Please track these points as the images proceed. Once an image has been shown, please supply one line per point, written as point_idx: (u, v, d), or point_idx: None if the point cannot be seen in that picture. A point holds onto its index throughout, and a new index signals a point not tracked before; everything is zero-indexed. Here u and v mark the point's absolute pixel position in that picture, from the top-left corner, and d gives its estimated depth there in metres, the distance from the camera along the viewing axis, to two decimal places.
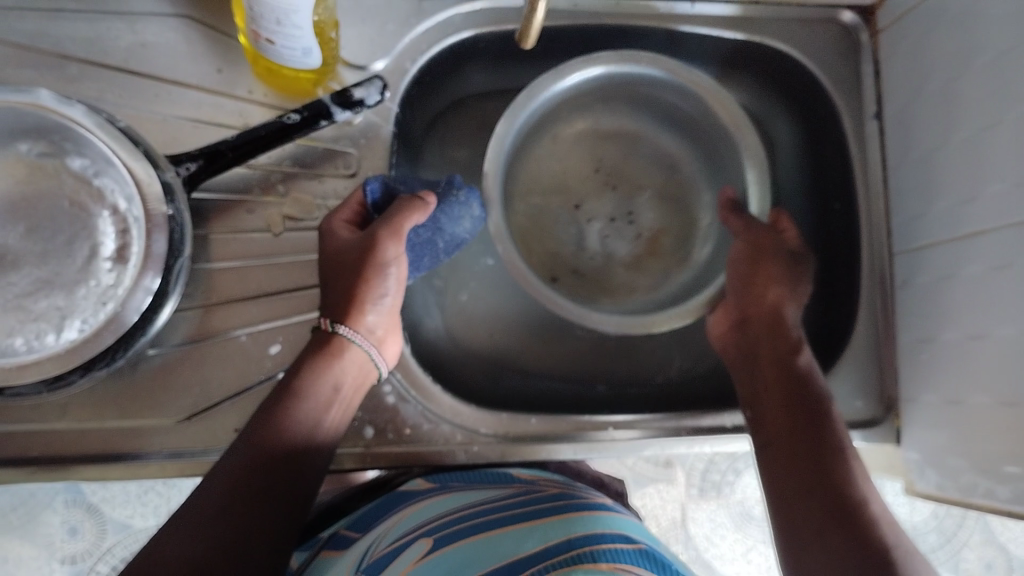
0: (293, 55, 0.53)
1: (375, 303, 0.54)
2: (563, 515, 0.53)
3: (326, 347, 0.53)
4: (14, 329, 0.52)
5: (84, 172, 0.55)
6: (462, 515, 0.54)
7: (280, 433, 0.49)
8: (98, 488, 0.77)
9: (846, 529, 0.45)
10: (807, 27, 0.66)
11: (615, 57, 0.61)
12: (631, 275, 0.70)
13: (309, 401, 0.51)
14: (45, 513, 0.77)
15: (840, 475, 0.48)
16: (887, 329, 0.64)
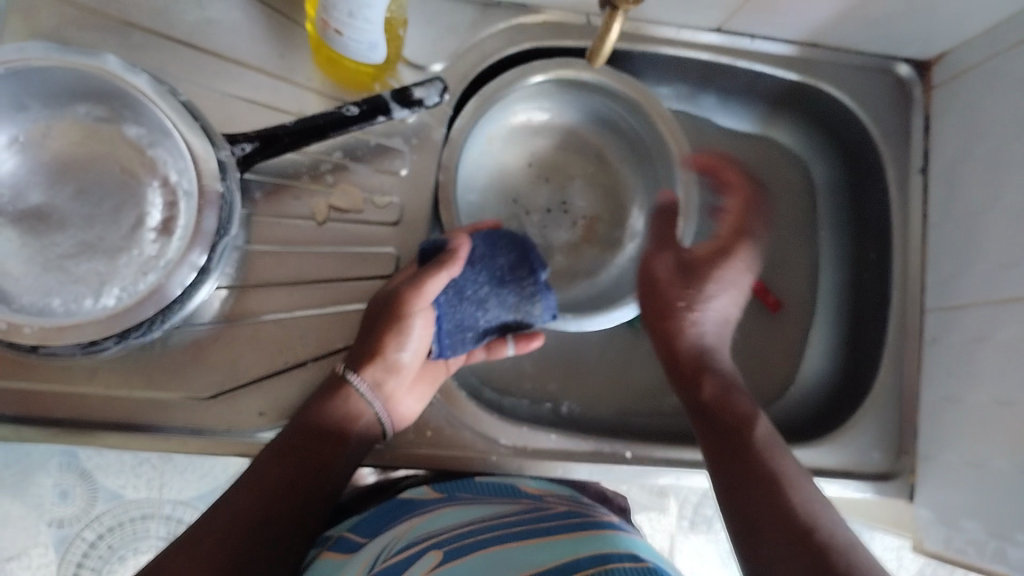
0: (358, 48, 0.53)
1: (391, 355, 0.55)
2: (575, 532, 0.51)
3: (336, 389, 0.54)
4: (53, 288, 0.52)
5: (139, 141, 0.55)
6: (468, 529, 0.52)
7: (275, 466, 0.51)
8: (94, 453, 0.73)
9: (789, 543, 0.44)
10: (863, 75, 0.67)
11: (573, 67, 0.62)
12: (570, 263, 0.69)
13: (314, 442, 0.52)
14: (40, 474, 0.73)
15: (779, 493, 0.48)
16: (910, 383, 0.64)
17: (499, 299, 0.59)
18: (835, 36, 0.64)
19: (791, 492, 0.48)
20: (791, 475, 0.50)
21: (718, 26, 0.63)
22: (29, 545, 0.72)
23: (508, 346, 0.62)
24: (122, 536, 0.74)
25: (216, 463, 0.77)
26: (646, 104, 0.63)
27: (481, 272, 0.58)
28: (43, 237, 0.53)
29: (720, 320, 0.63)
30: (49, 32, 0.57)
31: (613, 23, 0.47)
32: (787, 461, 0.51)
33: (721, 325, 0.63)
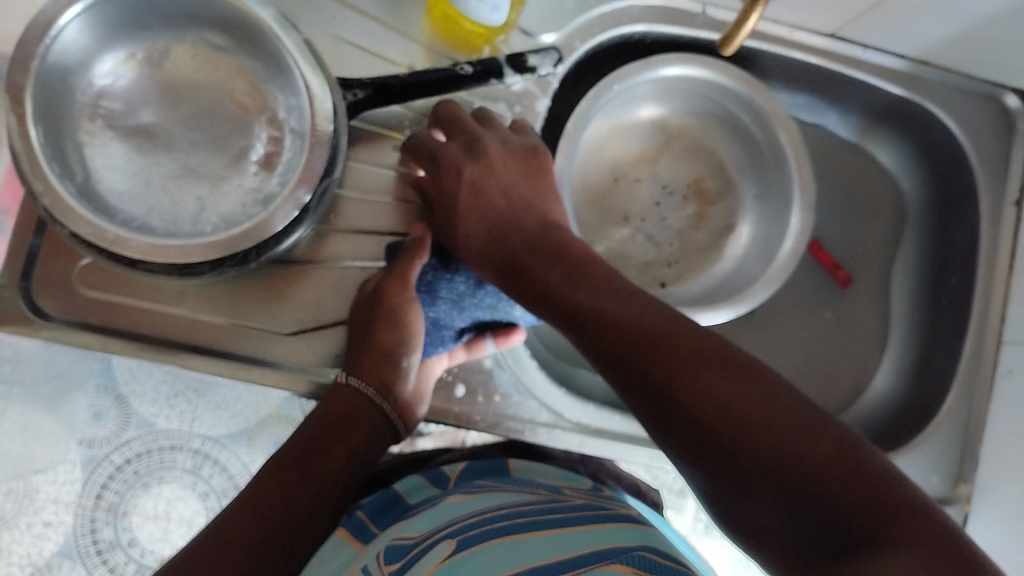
0: (481, 8, 0.54)
1: (392, 356, 0.54)
2: (592, 525, 0.49)
3: (343, 403, 0.54)
4: (155, 207, 0.53)
5: (253, 74, 0.56)
6: (487, 517, 0.49)
7: (279, 478, 0.51)
8: (132, 378, 0.75)
9: (711, 412, 0.40)
10: (969, 100, 0.66)
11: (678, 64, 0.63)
12: (706, 235, 0.70)
13: (314, 447, 0.52)
14: (77, 393, 0.74)
15: (632, 354, 0.44)
16: (978, 414, 0.64)
17: (480, 297, 0.57)
18: (949, 55, 0.63)
19: (654, 332, 0.44)
20: (602, 317, 0.45)
21: (833, 31, 0.63)
22: (57, 461, 0.73)
23: (489, 345, 0.58)
24: (150, 464, 0.74)
25: (252, 404, 0.76)
26: (762, 100, 0.64)
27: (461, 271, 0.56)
28: (148, 156, 0.54)
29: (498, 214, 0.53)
30: None
31: (751, 10, 0.47)
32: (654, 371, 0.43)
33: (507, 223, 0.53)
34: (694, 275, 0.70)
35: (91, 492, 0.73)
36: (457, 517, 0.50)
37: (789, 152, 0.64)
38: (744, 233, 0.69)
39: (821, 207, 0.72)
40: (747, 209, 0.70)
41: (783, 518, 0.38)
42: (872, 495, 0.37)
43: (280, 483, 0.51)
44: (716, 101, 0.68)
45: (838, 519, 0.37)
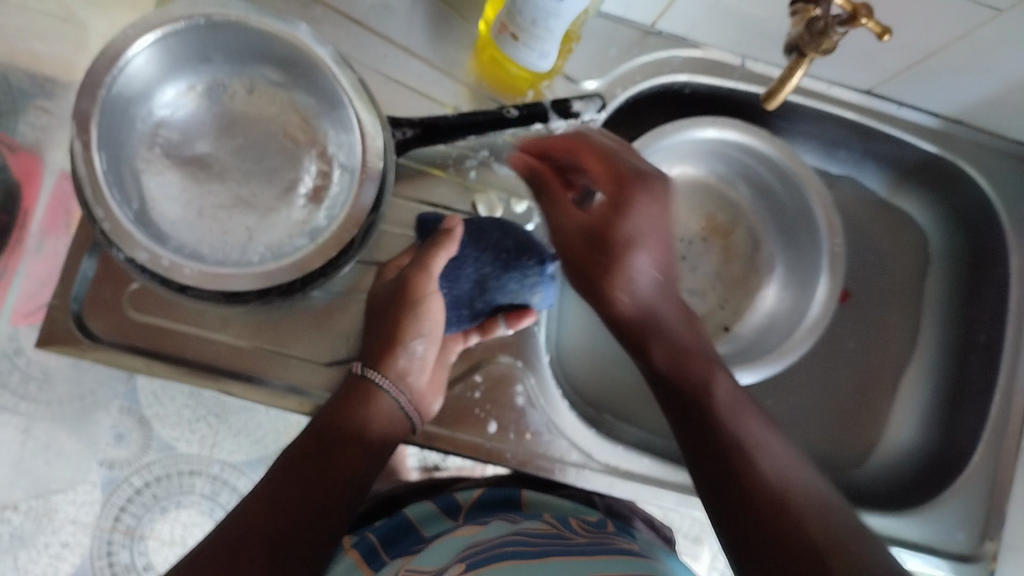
0: (530, 56, 0.56)
1: (411, 343, 0.55)
2: (609, 554, 0.50)
3: (355, 390, 0.54)
4: (205, 236, 0.55)
5: (306, 111, 0.58)
6: (498, 543, 0.50)
7: (298, 478, 0.51)
8: (154, 401, 0.74)
9: (770, 492, 0.45)
10: (1001, 160, 0.67)
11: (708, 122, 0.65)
12: (734, 270, 0.72)
13: (331, 446, 0.53)
14: (99, 413, 0.74)
15: (722, 429, 0.49)
16: (1006, 472, 0.64)
17: (502, 282, 0.59)
18: (986, 117, 0.65)
19: (743, 423, 0.50)
20: (724, 400, 0.51)
21: (869, 87, 0.65)
22: (76, 481, 0.72)
23: (502, 328, 0.60)
24: (170, 487, 0.74)
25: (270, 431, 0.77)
26: (786, 158, 0.66)
27: (484, 259, 0.59)
28: (202, 185, 0.56)
29: (656, 281, 0.52)
30: None
31: (797, 67, 0.47)
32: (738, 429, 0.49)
33: (659, 289, 0.52)
34: (748, 306, 0.71)
35: (109, 514, 0.72)
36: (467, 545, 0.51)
37: (820, 218, 0.66)
38: (767, 300, 0.70)
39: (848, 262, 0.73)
40: (778, 267, 0.71)
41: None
42: None
43: (299, 488, 0.51)
44: (733, 158, 0.70)
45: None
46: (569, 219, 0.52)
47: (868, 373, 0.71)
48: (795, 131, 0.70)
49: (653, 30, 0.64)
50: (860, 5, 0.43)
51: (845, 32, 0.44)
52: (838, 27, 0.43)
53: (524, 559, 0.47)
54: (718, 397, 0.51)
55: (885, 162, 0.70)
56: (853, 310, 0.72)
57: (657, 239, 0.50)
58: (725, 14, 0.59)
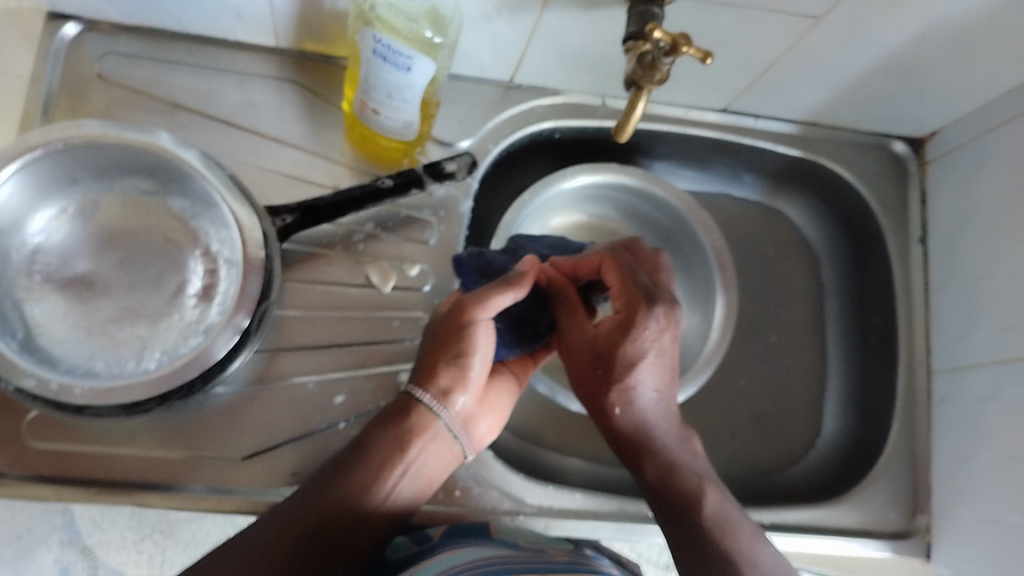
0: (394, 126, 0.57)
1: (470, 363, 0.54)
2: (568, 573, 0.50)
3: (402, 414, 0.54)
4: (96, 353, 0.54)
5: (183, 213, 0.59)
6: (483, 562, 0.50)
7: (333, 493, 0.50)
8: (96, 529, 0.67)
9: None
10: (859, 151, 0.71)
11: (587, 167, 0.68)
12: None
13: (376, 462, 0.52)
14: (40, 550, 0.66)
15: (710, 538, 0.52)
16: (923, 443, 0.66)
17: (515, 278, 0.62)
18: (835, 115, 0.69)
19: (732, 527, 0.52)
20: (703, 500, 0.54)
21: (724, 106, 0.68)
22: None
23: None
24: None
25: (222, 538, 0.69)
26: (655, 186, 0.70)
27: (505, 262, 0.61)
28: (87, 303, 0.56)
29: (654, 397, 0.56)
30: (98, 112, 0.61)
31: (637, 101, 0.50)
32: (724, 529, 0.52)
33: (656, 407, 0.56)
34: None
35: None
36: (462, 560, 0.50)
37: (706, 242, 0.69)
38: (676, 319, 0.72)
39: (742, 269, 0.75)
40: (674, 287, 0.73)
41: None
42: None
43: (328, 508, 0.50)
44: (614, 200, 0.72)
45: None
46: (583, 329, 0.58)
47: (782, 373, 0.73)
48: (670, 163, 0.73)
49: (512, 85, 0.67)
50: (678, 35, 0.46)
51: (672, 62, 0.48)
52: (665, 57, 0.47)
53: None
54: (706, 494, 0.54)
55: (761, 173, 0.74)
56: (754, 314, 0.74)
57: (659, 358, 0.55)
58: (573, 61, 0.62)
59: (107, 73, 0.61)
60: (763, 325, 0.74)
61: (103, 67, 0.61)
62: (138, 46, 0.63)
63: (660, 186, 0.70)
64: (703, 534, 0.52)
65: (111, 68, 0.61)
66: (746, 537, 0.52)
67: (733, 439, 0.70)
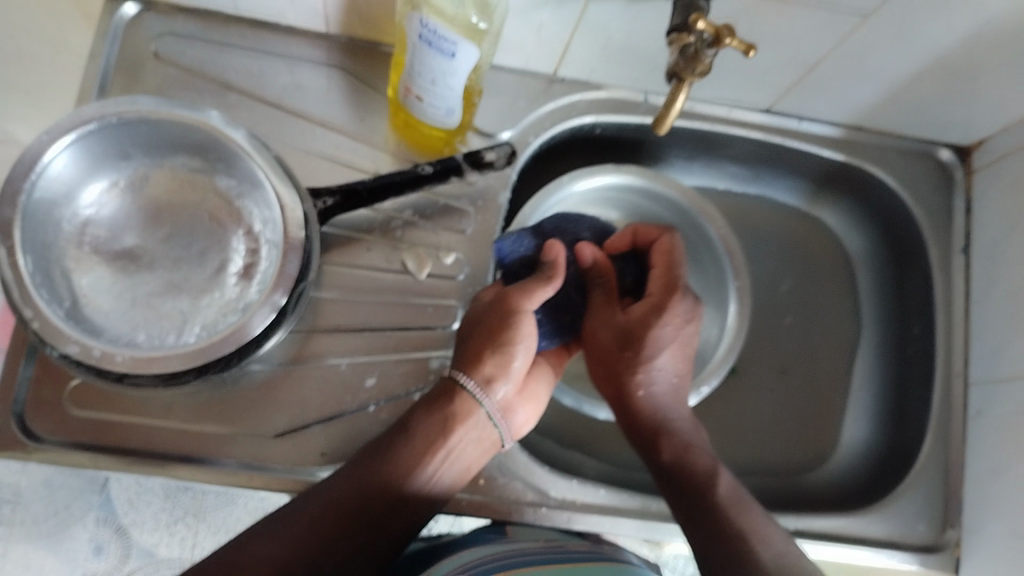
0: (437, 114, 0.58)
1: (515, 353, 0.55)
2: (589, 563, 0.51)
3: (445, 399, 0.54)
4: (139, 325, 0.56)
5: (229, 192, 0.60)
6: (502, 555, 0.52)
7: (376, 474, 0.51)
8: (131, 509, 0.75)
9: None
10: (904, 157, 0.70)
11: (586, 171, 0.67)
12: None
13: (419, 444, 0.52)
14: (77, 526, 0.75)
15: (724, 518, 0.53)
16: (957, 455, 0.65)
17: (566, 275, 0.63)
18: (881, 120, 0.68)
19: (743, 514, 0.53)
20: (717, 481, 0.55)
21: (768, 106, 0.68)
22: None
23: None
24: None
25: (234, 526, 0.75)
26: (655, 184, 0.69)
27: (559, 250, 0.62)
28: (132, 277, 0.57)
29: (673, 382, 0.59)
30: (153, 89, 0.62)
31: (677, 94, 0.50)
32: (740, 513, 0.53)
33: (672, 392, 0.59)
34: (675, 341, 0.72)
35: None
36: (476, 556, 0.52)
37: (720, 247, 0.68)
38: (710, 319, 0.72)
39: (773, 274, 0.75)
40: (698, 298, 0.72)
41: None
42: None
43: (371, 488, 0.50)
44: (627, 202, 0.72)
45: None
46: (611, 313, 0.59)
47: (813, 378, 0.73)
48: (709, 162, 0.73)
49: (556, 78, 0.67)
50: (721, 27, 0.46)
51: (715, 55, 0.48)
52: (708, 49, 0.47)
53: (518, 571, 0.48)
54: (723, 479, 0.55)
55: (801, 175, 0.73)
56: (787, 318, 0.74)
57: (680, 347, 0.58)
58: (617, 56, 0.62)
59: (163, 54, 0.63)
60: (795, 328, 0.74)
61: (160, 48, 0.63)
62: (194, 27, 0.64)
63: (664, 184, 0.69)
64: (716, 514, 0.53)
65: (166, 48, 0.63)
66: (756, 525, 0.53)
67: (758, 442, 0.70)
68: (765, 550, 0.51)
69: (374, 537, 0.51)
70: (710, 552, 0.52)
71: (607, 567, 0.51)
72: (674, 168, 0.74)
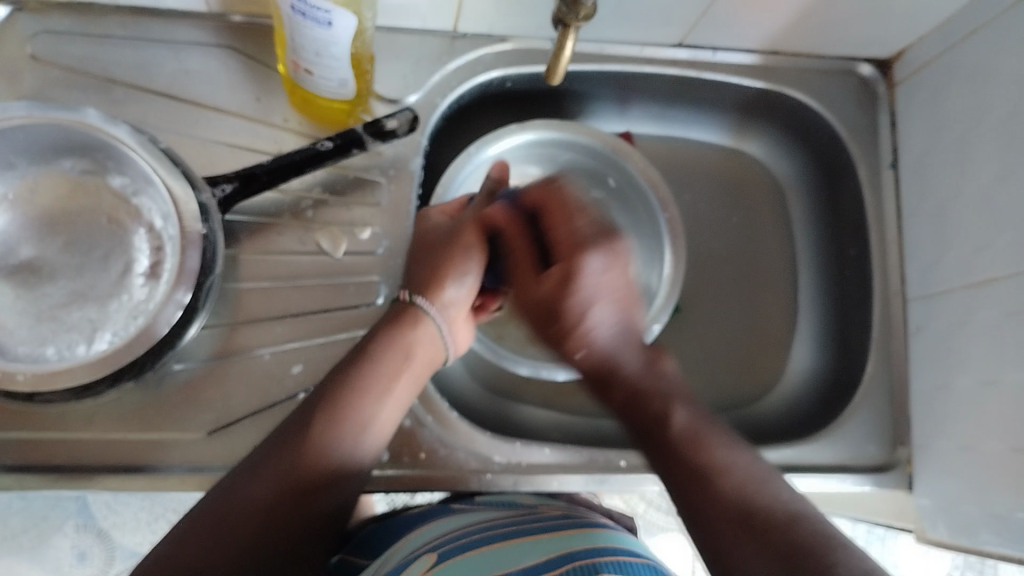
0: (329, 85, 0.56)
1: (458, 282, 0.58)
2: (565, 530, 0.48)
3: (403, 317, 0.55)
4: (47, 338, 0.54)
5: (123, 191, 0.57)
6: (474, 528, 0.50)
7: (331, 440, 0.48)
8: (109, 512, 0.73)
9: (736, 503, 0.44)
10: (823, 77, 0.69)
11: (487, 139, 0.65)
12: None
13: (387, 363, 0.52)
14: (56, 537, 0.73)
15: (683, 452, 0.48)
16: (901, 374, 0.64)
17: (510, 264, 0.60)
18: (795, 41, 0.66)
19: (702, 441, 0.48)
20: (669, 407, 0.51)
21: (680, 41, 0.66)
22: None
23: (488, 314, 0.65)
24: None
25: None
26: (568, 134, 0.67)
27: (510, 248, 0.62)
28: (34, 289, 0.55)
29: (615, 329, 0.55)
30: (33, 93, 0.59)
31: (564, 38, 0.49)
32: (702, 440, 0.49)
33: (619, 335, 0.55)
34: None
35: None
36: (446, 532, 0.50)
37: (645, 186, 0.66)
38: None
39: (703, 213, 0.74)
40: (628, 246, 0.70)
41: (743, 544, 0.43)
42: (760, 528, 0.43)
43: (331, 454, 0.48)
44: (543, 155, 0.70)
45: (782, 563, 0.40)
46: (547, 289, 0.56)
47: (755, 312, 0.72)
48: (628, 104, 0.71)
49: (457, 34, 0.65)
50: None
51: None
52: None
53: (494, 543, 0.47)
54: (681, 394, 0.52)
55: (721, 105, 0.71)
56: (724, 254, 0.73)
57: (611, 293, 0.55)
58: (512, 4, 0.60)
59: (39, 53, 0.60)
60: (732, 263, 0.73)
61: (36, 48, 0.60)
62: (71, 22, 0.61)
63: (572, 132, 0.67)
64: (676, 449, 0.49)
65: (43, 48, 0.60)
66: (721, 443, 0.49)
67: (707, 383, 0.69)
68: (742, 459, 0.47)
69: (341, 491, 0.49)
70: (693, 486, 0.47)
71: (587, 529, 0.49)
72: (597, 116, 0.72)
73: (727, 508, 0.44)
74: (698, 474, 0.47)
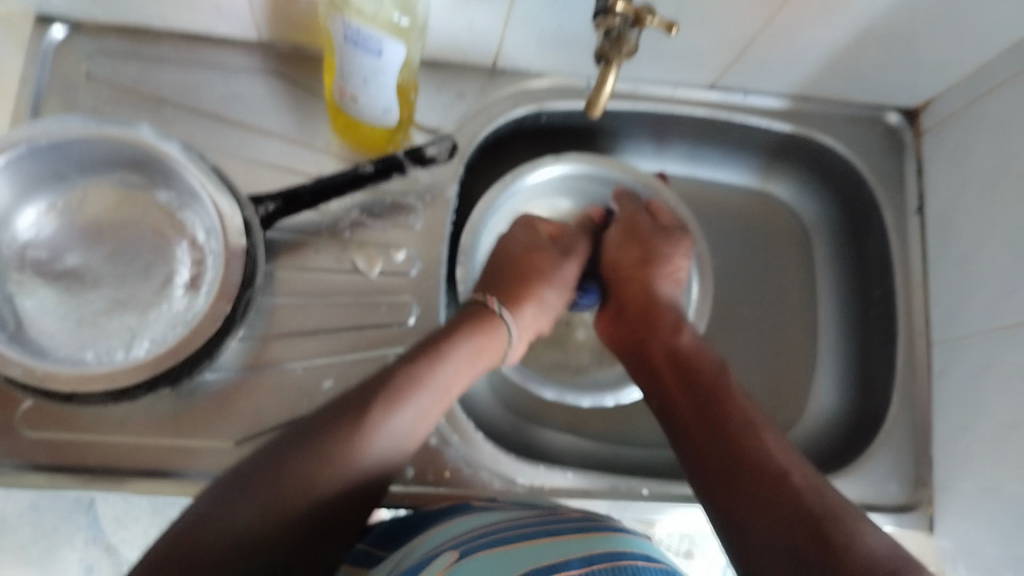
0: (373, 113, 0.57)
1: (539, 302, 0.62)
2: (584, 535, 0.48)
3: (477, 318, 0.57)
4: (86, 343, 0.55)
5: (170, 205, 0.59)
6: (496, 526, 0.49)
7: (380, 435, 0.48)
8: (119, 526, 0.66)
9: (764, 478, 0.46)
10: (852, 124, 0.70)
11: (522, 170, 0.67)
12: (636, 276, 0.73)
13: (448, 356, 0.53)
14: (65, 550, 0.65)
15: (719, 427, 0.50)
16: (923, 416, 0.64)
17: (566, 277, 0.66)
18: (824, 88, 0.68)
19: (735, 425, 0.50)
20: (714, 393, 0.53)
21: (712, 83, 0.68)
22: None
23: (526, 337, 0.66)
24: None
25: None
26: (602, 168, 0.69)
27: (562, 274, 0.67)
28: (78, 296, 0.57)
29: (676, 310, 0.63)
30: (87, 110, 0.62)
31: (606, 76, 0.51)
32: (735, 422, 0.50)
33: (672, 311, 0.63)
34: None
35: None
36: (472, 527, 0.50)
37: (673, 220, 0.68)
38: None
39: (729, 251, 0.75)
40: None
41: (766, 523, 0.44)
42: (788, 509, 0.44)
43: (367, 457, 0.47)
44: (575, 188, 0.72)
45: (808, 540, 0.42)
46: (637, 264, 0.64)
47: (778, 350, 0.73)
48: (660, 143, 0.72)
49: (496, 69, 0.67)
50: (641, 7, 0.47)
51: (640, 33, 0.49)
52: (631, 28, 0.48)
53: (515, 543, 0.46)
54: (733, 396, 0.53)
55: (749, 148, 0.73)
56: (749, 293, 0.74)
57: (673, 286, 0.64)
58: (552, 42, 0.62)
59: (96, 73, 0.63)
60: (756, 301, 0.74)
61: (91, 68, 0.63)
62: (127, 45, 0.64)
63: (605, 166, 0.68)
64: (712, 430, 0.50)
65: (98, 67, 0.63)
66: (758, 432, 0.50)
67: None
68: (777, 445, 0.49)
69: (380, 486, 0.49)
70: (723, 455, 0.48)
71: (606, 534, 0.49)
72: (629, 153, 0.74)
73: (753, 485, 0.46)
74: (729, 452, 0.48)
